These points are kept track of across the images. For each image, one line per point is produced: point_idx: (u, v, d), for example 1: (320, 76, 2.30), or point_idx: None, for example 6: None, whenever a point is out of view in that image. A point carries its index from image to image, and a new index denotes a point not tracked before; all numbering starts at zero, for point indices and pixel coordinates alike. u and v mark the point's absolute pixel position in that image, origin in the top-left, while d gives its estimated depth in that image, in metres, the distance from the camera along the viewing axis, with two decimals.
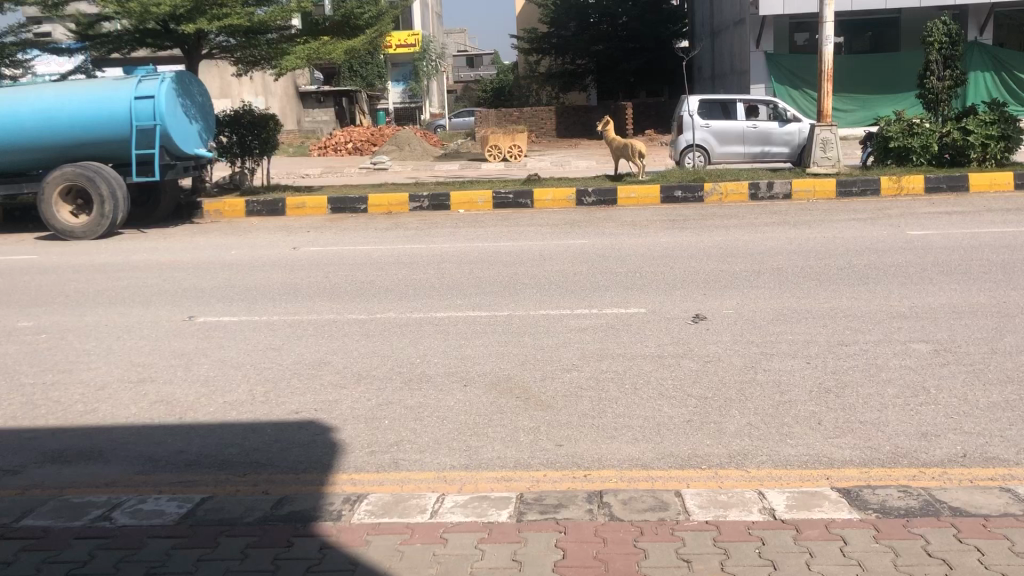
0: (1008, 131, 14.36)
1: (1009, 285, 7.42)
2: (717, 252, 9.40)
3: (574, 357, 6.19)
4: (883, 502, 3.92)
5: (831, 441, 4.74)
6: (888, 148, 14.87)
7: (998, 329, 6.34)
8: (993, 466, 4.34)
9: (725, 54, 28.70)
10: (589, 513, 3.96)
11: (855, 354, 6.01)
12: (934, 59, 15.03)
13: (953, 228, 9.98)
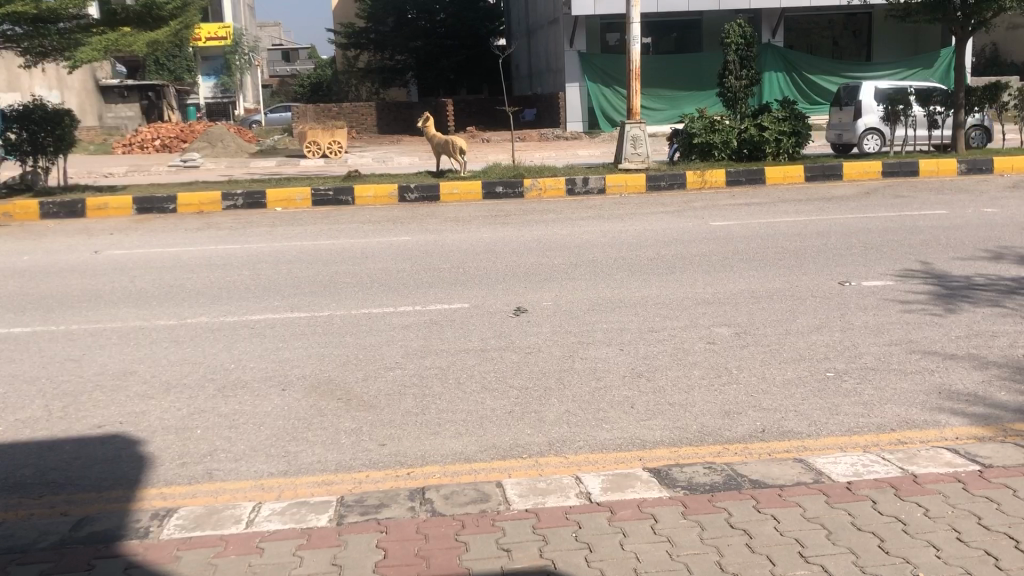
0: (799, 126, 15.55)
1: (801, 270, 8.02)
2: (537, 246, 9.61)
3: (396, 355, 6.15)
4: (690, 479, 4.13)
5: (642, 422, 4.96)
6: (693, 144, 15.59)
7: (791, 311, 6.82)
8: (789, 439, 4.66)
9: (540, 52, 29.38)
10: (411, 510, 3.94)
11: (664, 340, 6.30)
12: (732, 59, 16.03)
13: (750, 218, 10.66)
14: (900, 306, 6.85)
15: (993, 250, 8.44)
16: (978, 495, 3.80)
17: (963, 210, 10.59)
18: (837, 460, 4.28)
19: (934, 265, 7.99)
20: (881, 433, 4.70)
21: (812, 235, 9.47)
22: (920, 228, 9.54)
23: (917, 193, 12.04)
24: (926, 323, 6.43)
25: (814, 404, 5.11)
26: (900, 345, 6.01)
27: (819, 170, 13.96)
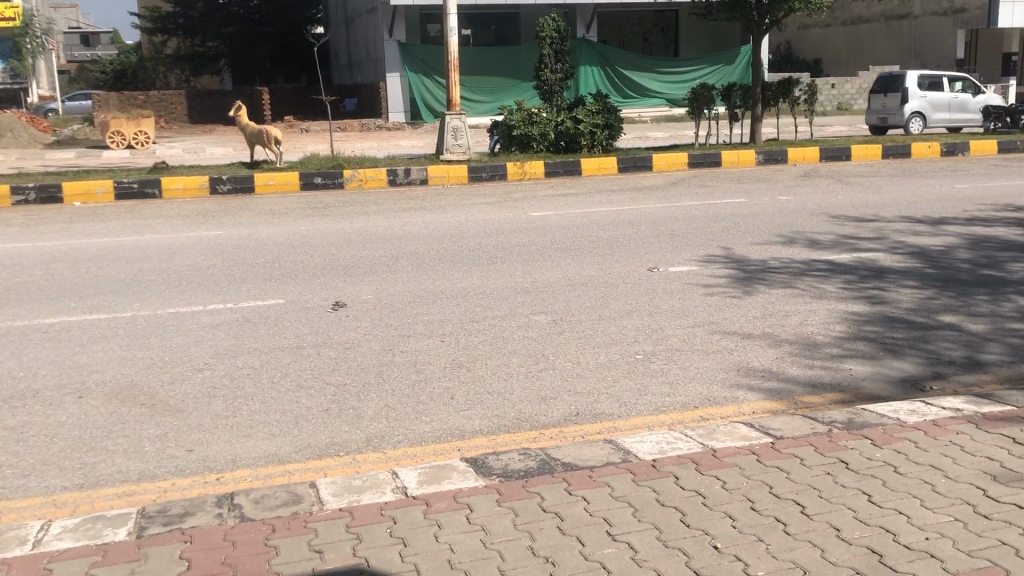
0: (612, 120, 16.07)
1: (614, 258, 8.29)
2: (356, 238, 9.46)
3: (205, 355, 5.88)
4: (505, 467, 4.18)
5: (461, 413, 4.97)
6: (512, 136, 15.83)
7: (605, 297, 7.05)
8: (601, 421, 4.82)
9: (360, 42, 28.92)
10: (218, 517, 3.77)
11: (482, 330, 6.34)
12: (547, 53, 16.37)
13: (567, 208, 10.94)
14: (704, 289, 7.21)
15: (786, 235, 9.05)
16: (770, 465, 4.06)
17: (761, 198, 11.30)
18: (644, 439, 4.45)
19: (735, 250, 8.47)
20: (686, 411, 4.93)
21: (624, 224, 9.81)
22: (723, 215, 10.10)
23: (720, 183, 12.75)
24: (727, 305, 6.81)
25: (625, 386, 5.30)
26: (704, 326, 6.33)
27: (631, 162, 14.53)
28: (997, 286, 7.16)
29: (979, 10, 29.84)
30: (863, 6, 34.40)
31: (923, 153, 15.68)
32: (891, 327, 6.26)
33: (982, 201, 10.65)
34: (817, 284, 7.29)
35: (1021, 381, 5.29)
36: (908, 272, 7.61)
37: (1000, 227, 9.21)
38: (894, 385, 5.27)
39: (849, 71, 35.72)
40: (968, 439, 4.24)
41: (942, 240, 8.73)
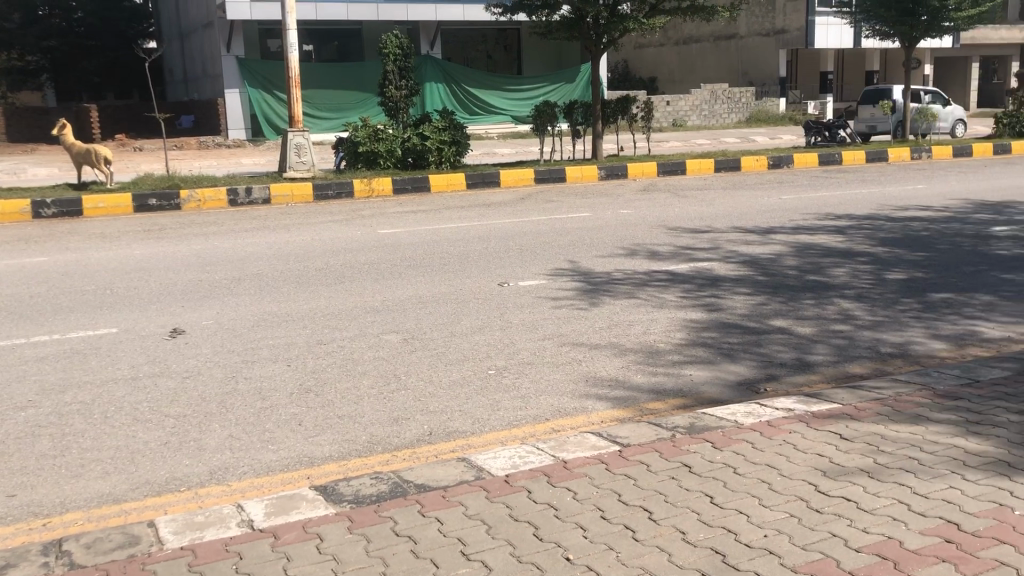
0: (459, 137, 16.16)
1: (464, 274, 8.30)
2: (195, 261, 9.08)
3: (29, 392, 5.47)
4: (356, 492, 4.09)
5: (310, 439, 4.83)
6: (357, 153, 15.65)
7: (456, 314, 7.05)
8: (454, 439, 4.80)
9: (196, 57, 27.93)
10: (45, 567, 3.51)
11: (332, 352, 6.20)
12: (391, 70, 16.26)
13: (415, 225, 10.91)
14: (552, 302, 7.34)
15: (628, 247, 9.35)
16: (619, 474, 4.15)
17: (604, 212, 11.63)
18: (497, 454, 4.46)
19: (580, 263, 8.66)
20: (537, 424, 4.98)
21: (472, 240, 9.87)
22: (568, 229, 10.32)
23: (565, 198, 13.05)
24: (574, 317, 6.95)
25: (477, 402, 5.30)
26: (553, 339, 6.42)
27: (479, 178, 14.64)
28: (822, 290, 7.64)
29: (798, 31, 31.93)
30: (693, 27, 36.11)
31: (751, 167, 16.72)
32: (728, 332, 6.56)
33: (805, 211, 11.36)
34: (659, 294, 7.55)
35: (845, 379, 5.64)
36: (742, 279, 8.00)
37: (822, 235, 9.84)
38: (731, 388, 5.51)
39: (683, 88, 37.40)
40: (799, 437, 4.48)
41: (771, 248, 9.24)
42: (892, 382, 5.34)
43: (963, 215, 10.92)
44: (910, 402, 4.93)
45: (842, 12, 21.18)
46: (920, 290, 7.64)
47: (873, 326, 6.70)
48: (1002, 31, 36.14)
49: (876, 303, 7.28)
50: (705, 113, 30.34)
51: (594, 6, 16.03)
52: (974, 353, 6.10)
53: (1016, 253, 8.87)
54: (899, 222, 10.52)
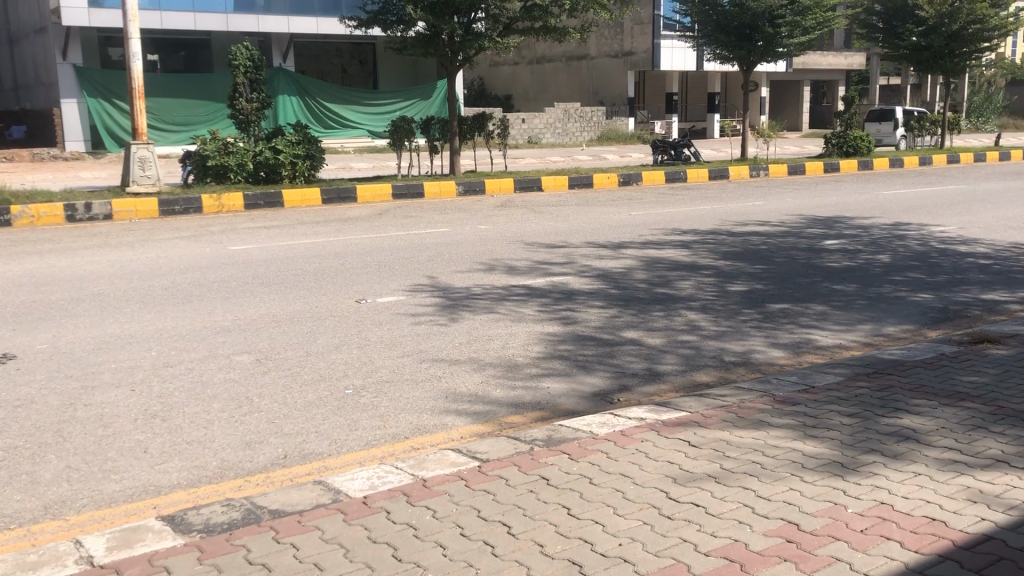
0: (312, 151, 15.90)
1: (320, 292, 8.14)
2: (27, 281, 8.51)
3: None
4: (205, 521, 3.93)
5: (157, 467, 4.61)
6: (206, 167, 15.16)
7: (310, 333, 6.90)
8: (310, 462, 4.69)
9: (26, 64, 26.34)
10: None
11: (180, 375, 5.95)
12: (241, 82, 15.78)
13: (269, 241, 10.62)
14: (410, 318, 7.31)
15: (485, 262, 9.43)
16: (477, 489, 4.17)
17: (461, 227, 11.69)
18: (353, 476, 4.38)
19: (438, 279, 8.66)
20: (396, 443, 4.94)
21: (329, 256, 9.71)
22: (424, 245, 10.30)
23: (422, 213, 13.03)
24: (432, 333, 6.94)
25: (334, 423, 5.20)
26: (411, 355, 6.39)
27: (334, 194, 14.44)
28: (670, 302, 7.94)
29: (645, 53, 33.15)
30: (545, 47, 36.88)
31: (603, 184, 17.19)
32: (582, 345, 6.71)
33: (654, 227, 11.78)
34: (516, 308, 7.65)
35: (693, 388, 5.88)
36: (596, 293, 8.22)
37: (670, 250, 10.24)
38: (586, 399, 5.64)
39: (537, 106, 38.15)
40: (651, 445, 4.63)
41: (622, 262, 9.53)
42: (736, 389, 5.60)
43: (797, 229, 11.61)
44: (752, 408, 5.18)
45: (685, 35, 22.09)
46: (760, 301, 8.06)
47: (718, 336, 7.01)
48: (829, 57, 38.74)
49: (720, 314, 7.63)
50: (558, 131, 31.02)
51: (448, 22, 16.02)
52: (808, 360, 6.49)
53: (845, 264, 9.50)
54: (740, 237, 11.08)
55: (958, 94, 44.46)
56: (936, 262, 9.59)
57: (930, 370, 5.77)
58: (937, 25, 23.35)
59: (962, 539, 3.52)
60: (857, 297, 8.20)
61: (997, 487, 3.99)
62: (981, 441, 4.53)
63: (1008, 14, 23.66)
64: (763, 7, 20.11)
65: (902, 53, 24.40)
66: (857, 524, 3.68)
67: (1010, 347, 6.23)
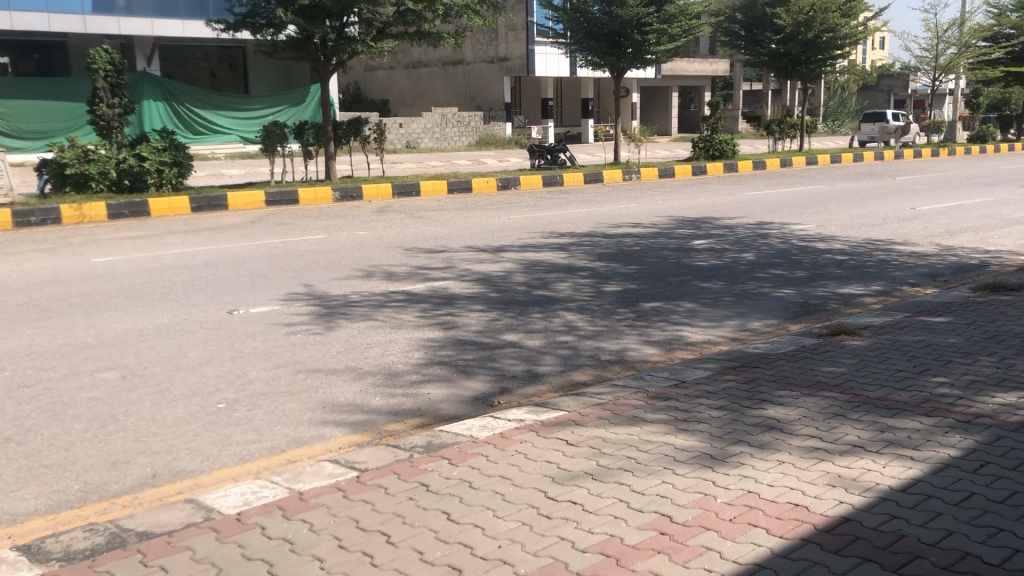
0: (179, 157, 15.43)
1: (190, 303, 7.86)
2: None
3: None
4: (67, 549, 3.74)
5: (12, 495, 4.35)
6: (65, 175, 14.36)
7: (180, 346, 6.65)
8: (180, 480, 4.52)
9: None
10: None
11: (38, 396, 5.63)
12: (101, 86, 15.07)
13: (135, 252, 10.19)
14: (285, 328, 7.15)
15: (363, 268, 9.33)
16: (356, 500, 4.11)
17: (338, 234, 11.52)
18: (226, 493, 4.25)
19: (315, 287, 8.51)
20: (272, 457, 4.82)
21: (199, 266, 9.40)
22: (300, 253, 10.11)
23: (297, 220, 12.76)
24: (309, 342, 6.81)
25: (206, 438, 5.04)
26: (287, 366, 6.25)
27: (204, 202, 14.00)
28: (548, 304, 8.04)
29: (519, 59, 33.46)
30: (421, 51, 36.80)
31: (482, 188, 17.27)
32: (462, 349, 6.72)
33: (531, 230, 11.91)
34: (395, 315, 7.60)
35: (571, 387, 5.97)
36: (475, 297, 8.25)
37: (547, 252, 10.36)
38: (467, 403, 5.66)
39: (413, 111, 38.02)
40: (530, 446, 4.68)
41: (501, 266, 9.59)
42: (612, 387, 5.72)
43: (667, 230, 11.96)
44: (627, 405, 5.31)
45: (557, 42, 22.42)
46: (634, 300, 8.27)
47: (595, 336, 7.15)
48: (695, 63, 40.02)
49: (595, 314, 7.78)
50: (436, 136, 31.04)
51: (320, 27, 15.69)
52: (680, 356, 6.70)
53: (713, 263, 9.87)
54: (615, 238, 11.32)
55: (814, 98, 46.82)
56: (798, 259, 10.06)
57: (793, 363, 6.05)
58: (794, 33, 24.54)
59: (822, 523, 3.70)
60: (724, 294, 8.52)
61: (854, 471, 4.22)
62: (840, 428, 4.78)
63: (858, 24, 25.04)
64: (631, 16, 20.63)
65: (763, 60, 25.51)
66: (726, 514, 3.82)
67: (865, 338, 6.60)
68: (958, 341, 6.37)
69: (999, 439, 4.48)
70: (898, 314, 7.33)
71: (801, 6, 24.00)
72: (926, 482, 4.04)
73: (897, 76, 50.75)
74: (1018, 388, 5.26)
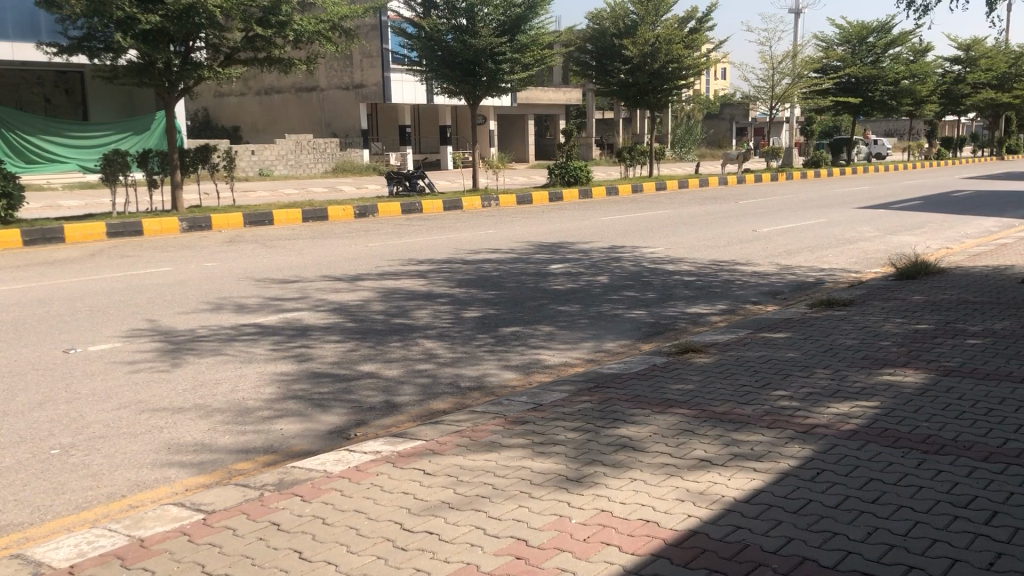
0: (8, 188, 14.45)
1: (21, 343, 7.36)
2: None
3: None
4: None
5: None
6: None
7: (8, 390, 6.19)
8: (8, 535, 4.20)
9: None
10: None
11: None
12: None
13: None
14: (127, 367, 6.78)
15: (213, 301, 8.99)
16: (202, 543, 3.92)
17: (186, 266, 11.08)
18: (58, 545, 3.97)
19: (161, 322, 8.13)
20: (110, 503, 4.54)
21: (32, 303, 8.82)
22: (144, 286, 9.67)
23: (142, 253, 12.22)
24: (154, 381, 6.48)
25: (36, 489, 4.69)
26: (128, 407, 5.91)
27: (38, 234, 13.19)
28: (406, 332, 7.98)
29: (375, 86, 33.27)
30: (273, 78, 36.22)
31: (339, 216, 17.01)
32: (317, 383, 6.54)
33: (389, 258, 11.81)
34: (247, 348, 7.34)
35: (429, 416, 5.93)
36: (331, 327, 8.09)
37: (405, 280, 10.29)
38: (321, 438, 5.51)
39: (266, 138, 37.25)
40: (386, 477, 4.60)
41: (358, 295, 9.45)
42: (471, 414, 5.71)
43: (524, 256, 12.12)
44: (484, 431, 5.31)
45: (412, 69, 22.34)
46: (493, 325, 8.32)
47: (453, 363, 7.13)
48: (549, 92, 40.83)
49: (455, 340, 7.77)
50: (291, 163, 30.52)
51: (163, 52, 15.18)
52: (538, 379, 6.76)
53: (569, 286, 10.07)
54: (474, 265, 11.37)
55: (662, 127, 48.76)
56: (649, 281, 10.37)
57: (645, 381, 6.22)
58: (640, 63, 25.50)
59: (672, 537, 3.79)
60: (579, 316, 8.70)
61: (701, 484, 4.36)
62: (688, 443, 4.94)
63: (700, 54, 26.23)
64: (484, 45, 20.89)
65: (613, 89, 26.39)
66: (580, 533, 3.86)
67: (711, 355, 6.87)
68: (797, 355, 6.72)
69: (833, 447, 4.74)
70: (741, 331, 7.66)
71: (646, 38, 24.98)
72: (767, 491, 4.22)
73: (736, 106, 53.50)
74: (850, 398, 5.59)
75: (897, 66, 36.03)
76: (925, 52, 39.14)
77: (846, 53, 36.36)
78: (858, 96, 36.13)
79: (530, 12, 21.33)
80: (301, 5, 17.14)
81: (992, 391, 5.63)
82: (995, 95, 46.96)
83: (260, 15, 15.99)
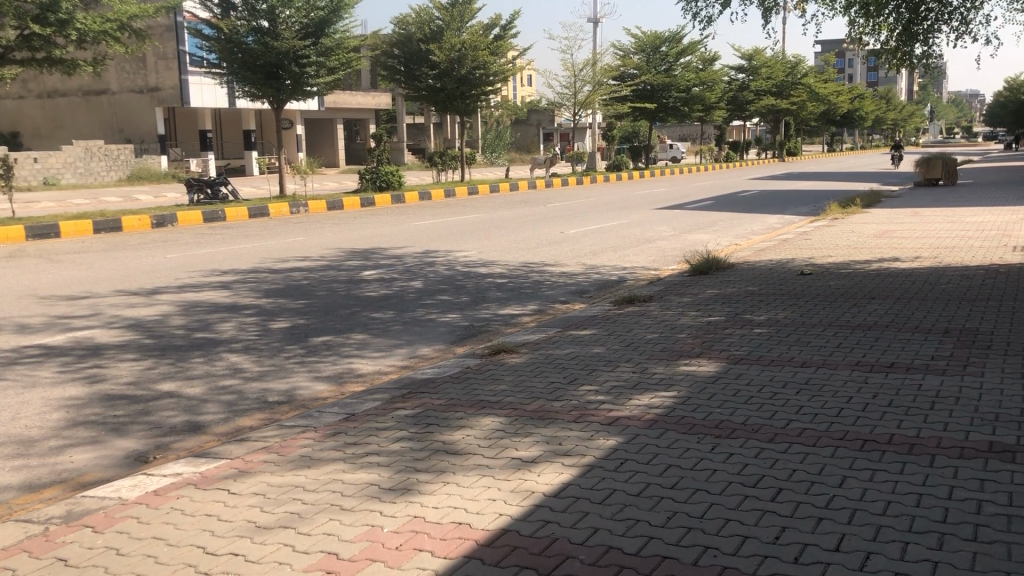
0: None
1: None
2: None
3: None
4: None
5: None
6: None
7: None
8: None
9: None
10: None
11: None
12: None
13: None
14: None
15: None
16: None
17: None
18: None
19: None
20: None
21: None
22: None
23: None
24: None
25: None
26: None
27: None
28: (210, 347, 7.64)
29: (172, 90, 31.63)
30: (56, 80, 33.95)
31: (134, 226, 16.07)
32: (111, 405, 6.13)
33: (190, 269, 11.24)
34: (30, 372, 6.78)
35: (235, 433, 5.69)
36: (126, 345, 7.61)
37: (208, 292, 9.83)
38: (117, 464, 5.17)
39: (49, 144, 34.83)
40: (189, 500, 4.39)
41: (156, 309, 8.94)
42: (279, 429, 5.54)
43: (335, 263, 11.90)
44: (293, 446, 5.17)
45: (211, 71, 21.46)
46: (303, 335, 8.11)
47: (262, 377, 6.89)
48: (358, 97, 40.38)
49: (262, 353, 7.51)
50: (80, 171, 28.57)
51: None
52: (351, 389, 6.65)
53: (381, 293, 9.98)
54: (282, 274, 11.03)
55: (472, 131, 49.39)
56: (462, 285, 10.44)
57: (457, 384, 6.26)
58: (448, 69, 25.69)
59: (483, 538, 3.82)
60: (392, 322, 8.64)
61: (512, 482, 4.43)
62: (498, 444, 5.01)
63: (505, 61, 26.77)
64: (288, 47, 20.38)
65: (421, 94, 26.39)
66: (392, 542, 3.82)
67: (521, 354, 7.01)
68: (602, 350, 6.98)
69: (635, 437, 4.95)
70: (550, 330, 7.86)
71: (452, 43, 25.20)
72: (575, 484, 4.34)
73: (543, 111, 54.93)
74: (651, 389, 5.86)
75: (688, 74, 38.22)
76: (714, 61, 41.72)
77: (641, 61, 38.16)
78: (654, 102, 38.04)
79: (333, 15, 20.94)
80: (83, 3, 16.06)
81: (776, 375, 6.07)
82: (775, 101, 50.76)
83: (36, 12, 14.83)
